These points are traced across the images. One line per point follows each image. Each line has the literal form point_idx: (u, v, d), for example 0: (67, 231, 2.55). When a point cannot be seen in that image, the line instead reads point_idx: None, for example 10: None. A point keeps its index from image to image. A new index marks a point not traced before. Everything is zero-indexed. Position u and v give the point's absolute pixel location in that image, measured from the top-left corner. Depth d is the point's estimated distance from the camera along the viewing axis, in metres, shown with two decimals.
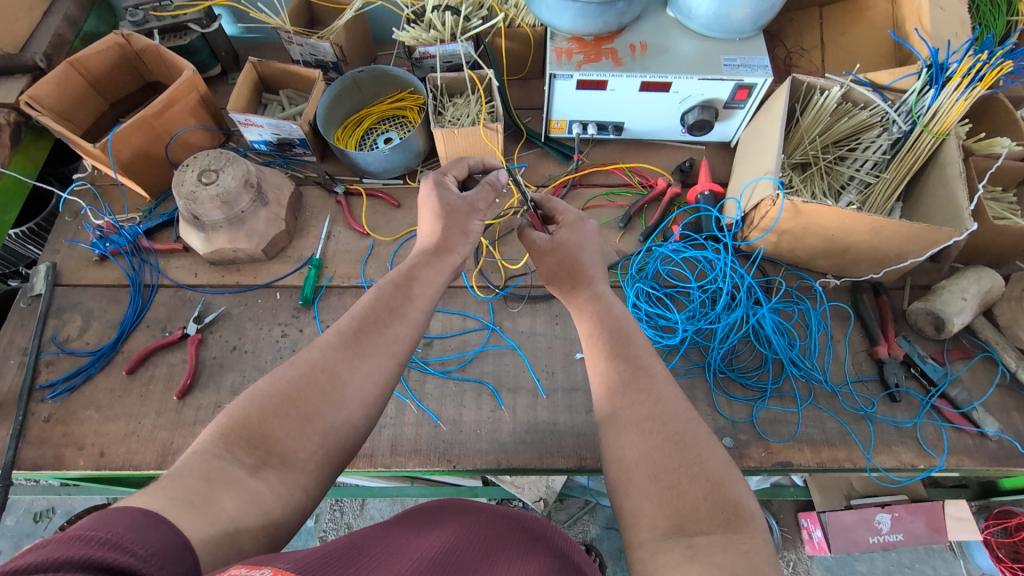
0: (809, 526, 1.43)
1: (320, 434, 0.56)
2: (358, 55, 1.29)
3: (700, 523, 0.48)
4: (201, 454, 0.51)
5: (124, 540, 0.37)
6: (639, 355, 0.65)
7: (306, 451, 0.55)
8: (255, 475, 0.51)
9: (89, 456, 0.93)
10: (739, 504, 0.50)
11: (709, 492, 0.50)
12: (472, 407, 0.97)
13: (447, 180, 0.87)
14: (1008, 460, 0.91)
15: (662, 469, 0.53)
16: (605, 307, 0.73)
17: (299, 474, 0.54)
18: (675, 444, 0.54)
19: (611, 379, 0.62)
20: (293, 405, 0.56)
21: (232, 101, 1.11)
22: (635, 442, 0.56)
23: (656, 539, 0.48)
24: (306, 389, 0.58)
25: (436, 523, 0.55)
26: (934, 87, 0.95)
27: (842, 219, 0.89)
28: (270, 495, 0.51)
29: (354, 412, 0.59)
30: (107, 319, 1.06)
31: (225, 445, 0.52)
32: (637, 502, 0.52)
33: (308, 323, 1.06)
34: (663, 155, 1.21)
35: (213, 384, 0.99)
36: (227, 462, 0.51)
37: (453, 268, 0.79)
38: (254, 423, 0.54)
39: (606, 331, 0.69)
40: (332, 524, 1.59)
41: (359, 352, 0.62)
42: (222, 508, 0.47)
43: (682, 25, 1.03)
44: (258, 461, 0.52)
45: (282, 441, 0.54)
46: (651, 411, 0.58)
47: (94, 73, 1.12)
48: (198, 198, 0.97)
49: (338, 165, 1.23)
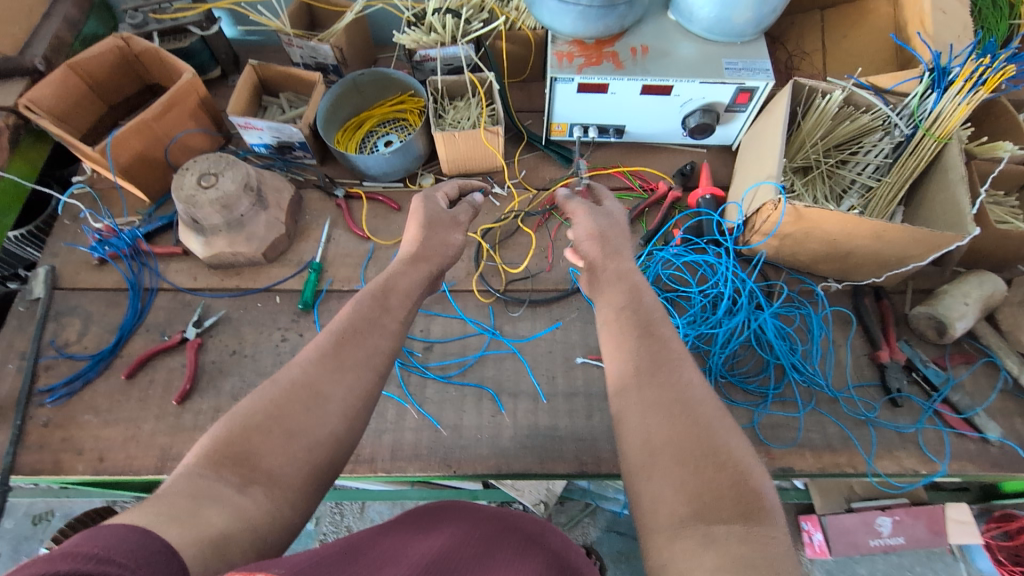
0: (809, 530, 1.40)
1: (305, 450, 0.56)
2: (358, 57, 1.29)
3: (722, 512, 0.48)
4: (188, 475, 0.51)
5: (110, 553, 0.37)
6: (665, 337, 0.65)
7: (292, 467, 0.55)
8: (243, 492, 0.51)
9: (88, 461, 0.93)
10: (762, 497, 0.49)
11: (734, 481, 0.50)
12: (473, 411, 0.97)
13: (435, 195, 0.87)
14: (1011, 465, 0.90)
15: (688, 454, 0.52)
16: (636, 289, 0.72)
17: (285, 490, 0.53)
18: (700, 431, 0.54)
19: (636, 363, 0.62)
20: (277, 423, 0.56)
21: (232, 104, 1.11)
22: (662, 425, 0.55)
23: (674, 526, 0.48)
24: (288, 406, 0.57)
25: (436, 525, 0.55)
26: (936, 91, 0.95)
27: (844, 224, 0.89)
28: (256, 509, 0.50)
29: (338, 425, 0.59)
30: (105, 324, 1.06)
31: (211, 465, 0.52)
32: (658, 486, 0.51)
33: (309, 327, 1.05)
34: (664, 159, 1.21)
35: (213, 388, 0.99)
36: (213, 481, 0.50)
37: (431, 277, 0.79)
38: (238, 442, 0.54)
39: (631, 316, 0.68)
40: (332, 527, 1.59)
41: (339, 365, 0.62)
42: (209, 522, 0.46)
43: (683, 28, 1.03)
44: (245, 479, 0.52)
45: (266, 458, 0.54)
46: (677, 395, 0.58)
47: (93, 75, 1.12)
48: (198, 202, 0.97)
49: (338, 168, 1.22)
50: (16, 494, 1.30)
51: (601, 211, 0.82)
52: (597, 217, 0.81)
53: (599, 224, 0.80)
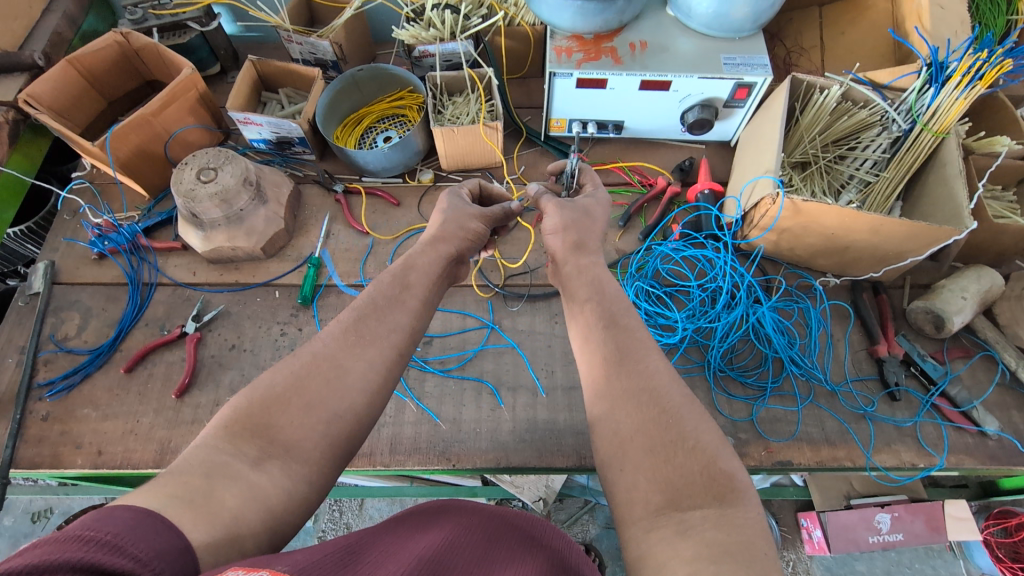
0: (809, 527, 1.43)
1: (324, 423, 0.56)
2: (358, 53, 1.29)
3: (694, 498, 0.48)
4: (204, 448, 0.51)
5: (123, 542, 0.37)
6: (631, 327, 0.64)
7: (311, 441, 0.55)
8: (258, 468, 0.51)
9: (87, 454, 0.93)
10: (733, 478, 0.50)
11: (704, 466, 0.50)
12: (471, 405, 0.97)
13: (461, 191, 0.89)
14: (1008, 458, 0.90)
15: (657, 443, 0.52)
16: (599, 282, 0.70)
17: (303, 464, 0.53)
18: (668, 418, 0.54)
19: (603, 354, 0.61)
20: (297, 395, 0.57)
21: (231, 99, 1.11)
22: (630, 416, 0.55)
23: (650, 516, 0.48)
24: (308, 379, 0.58)
25: (435, 521, 0.55)
26: (933, 86, 0.95)
27: (842, 218, 0.89)
28: (272, 487, 0.50)
29: (357, 401, 0.59)
30: (105, 318, 1.06)
31: (229, 437, 0.53)
32: (632, 477, 0.51)
33: (308, 322, 1.05)
34: (663, 154, 1.21)
35: (212, 382, 0.99)
36: (230, 456, 0.51)
37: (451, 256, 0.78)
38: (257, 413, 0.55)
39: (596, 308, 0.67)
40: (331, 524, 1.60)
41: (359, 340, 0.62)
42: (224, 504, 0.47)
43: (682, 23, 1.04)
44: (262, 453, 0.52)
45: (285, 429, 0.54)
46: (644, 384, 0.57)
47: (93, 71, 1.12)
48: (197, 196, 0.97)
49: (337, 164, 1.22)
50: (15, 491, 1.31)
51: (571, 205, 0.80)
52: (568, 211, 0.79)
53: (566, 217, 0.79)
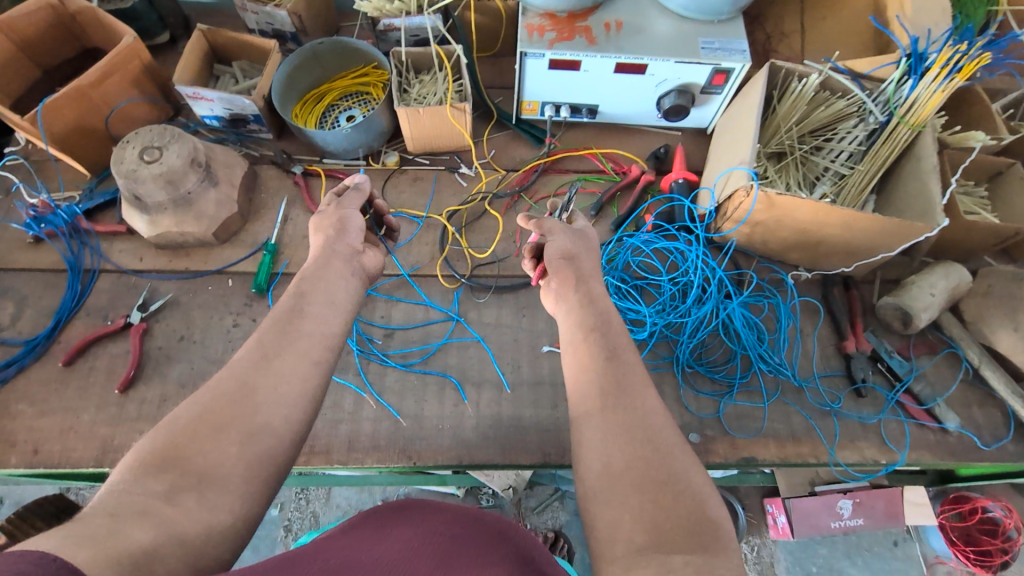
0: (774, 512, 1.41)
1: (238, 443, 0.52)
2: (320, 25, 1.21)
3: (676, 542, 0.45)
4: (114, 492, 0.46)
5: None
6: (631, 360, 0.61)
7: (230, 464, 0.51)
8: (172, 502, 0.46)
9: (22, 453, 0.87)
10: (718, 526, 0.47)
11: (692, 510, 0.48)
12: (434, 401, 0.94)
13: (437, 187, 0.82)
14: (965, 452, 0.92)
15: (646, 480, 0.50)
16: (606, 314, 0.67)
17: (221, 492, 0.49)
18: (658, 457, 0.52)
19: (600, 386, 0.58)
20: (205, 421, 0.52)
21: (178, 73, 1.03)
22: (622, 450, 0.53)
23: (631, 555, 0.45)
24: (216, 405, 0.54)
25: (388, 537, 0.50)
26: (912, 77, 0.92)
27: (815, 213, 0.87)
28: (189, 524, 0.45)
29: (288, 415, 0.56)
30: (42, 306, 0.99)
31: (141, 476, 0.47)
32: (616, 512, 0.49)
33: (262, 312, 1.00)
34: (639, 141, 1.17)
35: (158, 375, 0.94)
36: (143, 494, 0.46)
37: None
38: (165, 448, 0.50)
39: (599, 338, 0.64)
40: (298, 513, 1.57)
41: (268, 358, 0.58)
42: (132, 539, 0.41)
43: (660, 4, 0.99)
44: (173, 485, 0.47)
45: (198, 458, 0.50)
46: (638, 419, 0.55)
47: (24, 35, 1.03)
48: (140, 176, 0.91)
49: (295, 143, 1.15)
50: None
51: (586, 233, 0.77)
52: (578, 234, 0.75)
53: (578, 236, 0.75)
